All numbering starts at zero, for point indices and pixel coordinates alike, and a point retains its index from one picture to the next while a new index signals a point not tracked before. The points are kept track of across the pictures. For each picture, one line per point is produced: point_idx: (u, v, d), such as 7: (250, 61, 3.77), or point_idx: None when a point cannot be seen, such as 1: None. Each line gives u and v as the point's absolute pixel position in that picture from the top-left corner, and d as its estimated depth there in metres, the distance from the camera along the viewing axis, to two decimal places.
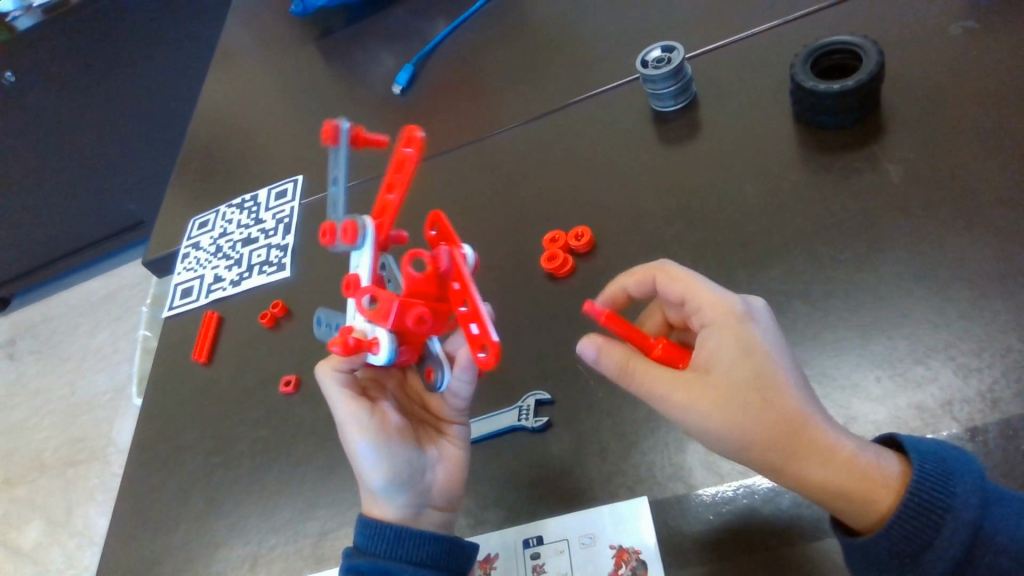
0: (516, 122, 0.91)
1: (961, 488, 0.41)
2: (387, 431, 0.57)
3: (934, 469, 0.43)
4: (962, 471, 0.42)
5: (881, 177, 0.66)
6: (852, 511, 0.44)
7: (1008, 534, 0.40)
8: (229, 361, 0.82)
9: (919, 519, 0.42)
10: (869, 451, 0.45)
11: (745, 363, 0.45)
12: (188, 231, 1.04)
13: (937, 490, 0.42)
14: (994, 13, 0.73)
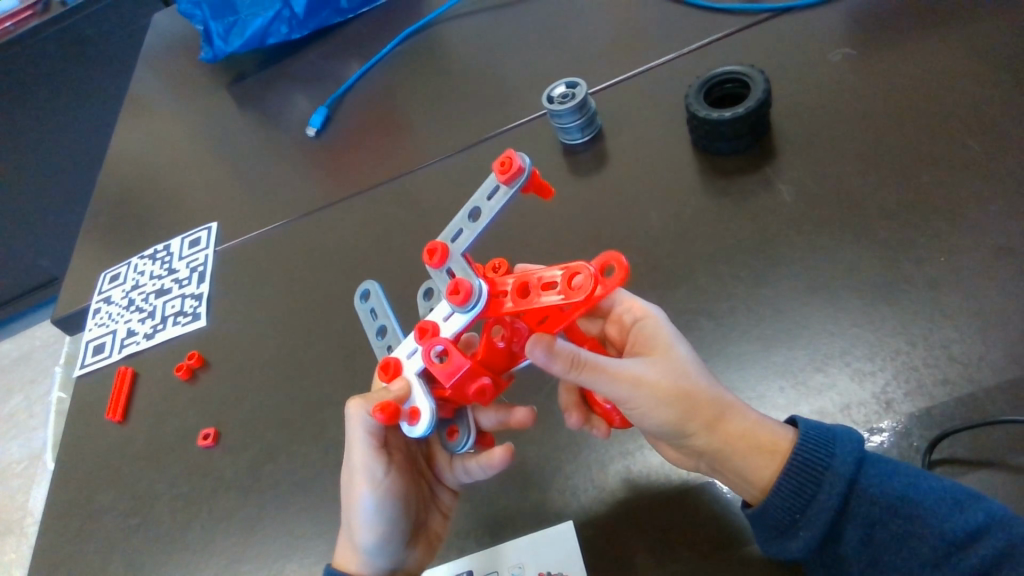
0: (431, 160, 0.92)
1: (840, 448, 0.45)
2: (390, 495, 0.54)
3: (817, 434, 0.46)
4: (841, 435, 0.46)
5: (775, 197, 0.70)
6: (752, 463, 0.47)
7: (878, 488, 0.43)
8: (145, 417, 0.80)
9: (804, 474, 0.45)
10: (766, 420, 0.49)
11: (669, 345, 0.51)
12: (99, 285, 1.00)
13: (818, 449, 0.45)
14: (867, 42, 0.79)
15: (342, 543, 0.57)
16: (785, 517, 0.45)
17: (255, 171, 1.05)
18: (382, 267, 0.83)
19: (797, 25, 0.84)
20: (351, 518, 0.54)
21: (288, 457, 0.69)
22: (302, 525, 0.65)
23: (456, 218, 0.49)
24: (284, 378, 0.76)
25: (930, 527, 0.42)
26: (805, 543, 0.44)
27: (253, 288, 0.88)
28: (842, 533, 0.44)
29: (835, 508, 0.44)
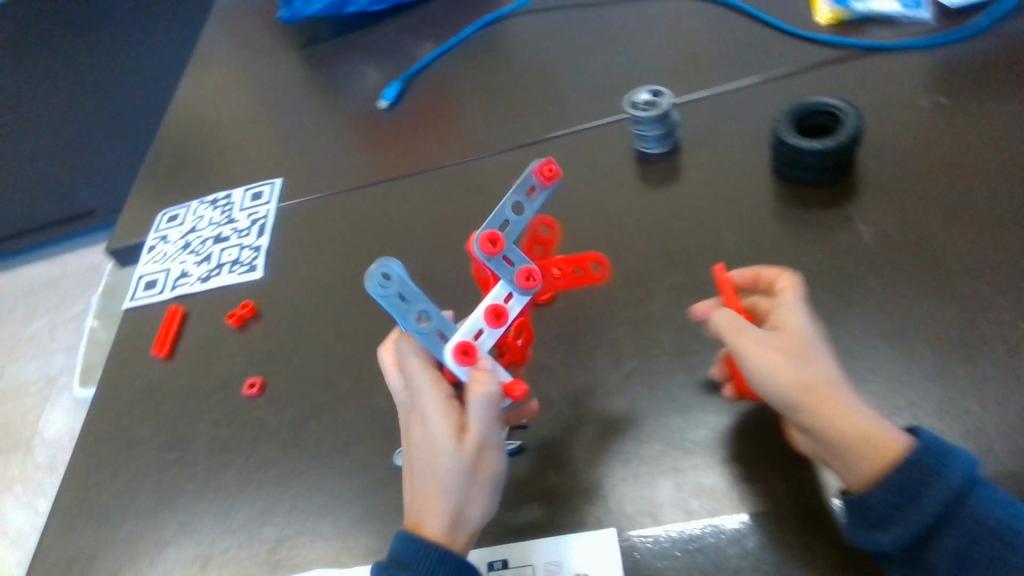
0: (501, 148, 0.93)
1: (954, 463, 0.45)
2: (478, 460, 0.51)
3: (936, 446, 0.46)
4: (959, 453, 0.45)
5: (854, 237, 0.69)
6: (862, 457, 0.46)
7: (987, 510, 0.44)
8: (191, 358, 0.81)
9: (910, 475, 0.45)
10: (883, 420, 0.48)
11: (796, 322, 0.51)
12: (156, 223, 1.01)
13: (932, 459, 0.45)
14: (962, 93, 0.78)
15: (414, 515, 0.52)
16: (877, 511, 0.46)
17: (323, 133, 1.06)
18: (443, 247, 0.83)
19: (891, 66, 0.83)
20: (430, 481, 0.51)
21: (332, 420, 0.70)
22: (340, 489, 0.65)
23: (499, 210, 0.54)
24: (335, 342, 0.77)
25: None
26: (895, 539, 0.45)
27: (312, 249, 0.89)
28: (930, 546, 0.45)
29: (934, 516, 0.44)
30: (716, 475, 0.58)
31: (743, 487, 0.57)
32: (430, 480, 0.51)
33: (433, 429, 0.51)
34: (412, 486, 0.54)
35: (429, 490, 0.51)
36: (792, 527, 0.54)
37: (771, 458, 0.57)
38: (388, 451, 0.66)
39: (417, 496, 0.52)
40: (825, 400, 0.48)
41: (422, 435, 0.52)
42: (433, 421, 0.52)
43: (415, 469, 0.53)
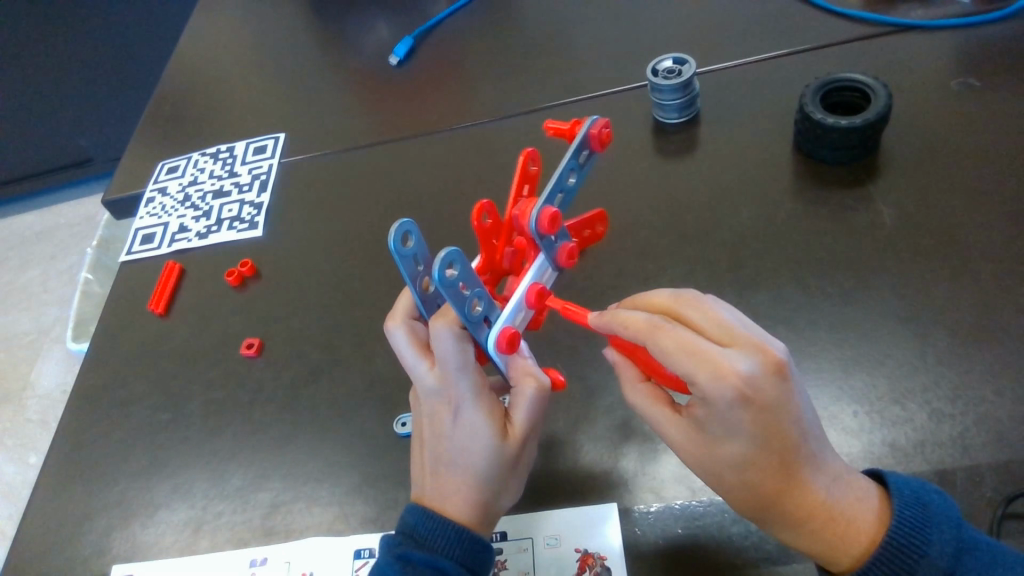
0: (513, 112, 0.90)
1: (937, 535, 0.41)
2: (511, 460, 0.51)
3: (913, 516, 0.42)
4: (938, 516, 0.42)
5: (874, 217, 0.67)
6: (819, 556, 0.44)
7: None
8: (188, 315, 0.79)
9: (896, 560, 0.41)
10: (851, 503, 0.44)
11: (754, 415, 0.41)
12: (155, 175, 0.99)
13: (913, 533, 0.41)
14: (993, 74, 0.75)
15: (430, 497, 0.52)
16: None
17: (328, 89, 1.03)
18: (449, 212, 0.81)
19: (921, 44, 0.81)
20: (456, 469, 0.51)
21: (331, 383, 0.68)
22: (338, 454, 0.64)
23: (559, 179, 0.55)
24: (335, 304, 0.75)
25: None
26: None
27: (315, 208, 0.86)
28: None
29: None
30: None
31: None
32: (467, 473, 0.50)
33: (480, 424, 0.50)
34: (434, 470, 0.52)
35: (466, 482, 0.50)
36: None
37: None
38: (387, 418, 0.65)
39: (444, 484, 0.51)
40: (792, 500, 0.43)
41: (460, 428, 0.50)
42: (478, 416, 0.50)
43: (443, 456, 0.51)
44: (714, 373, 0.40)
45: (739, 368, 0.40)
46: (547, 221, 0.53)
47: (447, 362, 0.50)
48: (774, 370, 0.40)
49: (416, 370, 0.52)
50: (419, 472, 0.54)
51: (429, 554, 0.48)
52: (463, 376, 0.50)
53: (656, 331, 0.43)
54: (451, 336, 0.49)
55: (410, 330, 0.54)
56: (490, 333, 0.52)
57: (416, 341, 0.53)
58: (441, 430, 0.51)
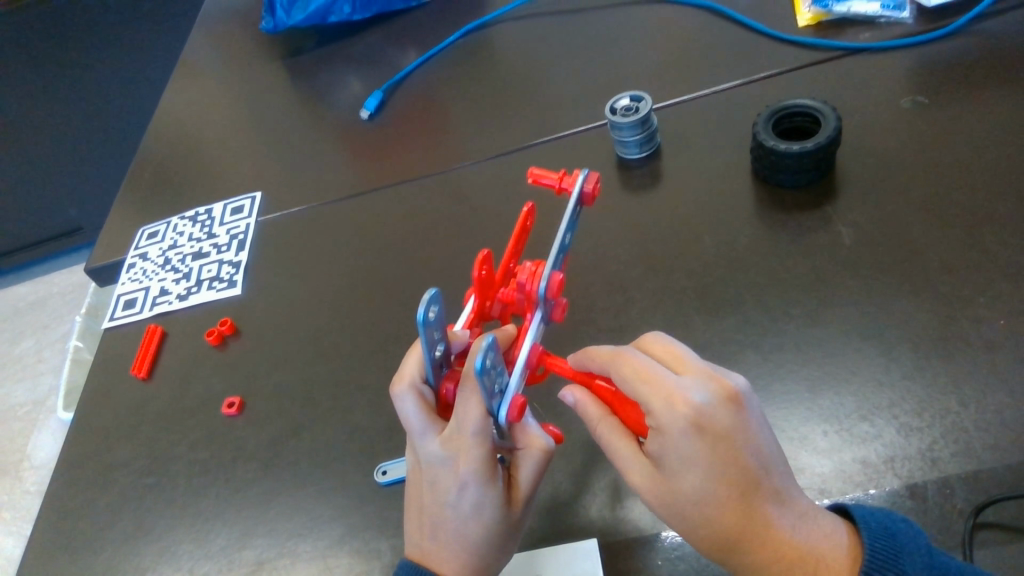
0: (483, 156, 0.92)
1: (910, 562, 0.42)
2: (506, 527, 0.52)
3: (884, 546, 0.42)
4: (906, 543, 0.42)
5: (834, 238, 0.69)
6: None
7: None
8: (170, 377, 0.80)
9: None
10: (825, 533, 0.44)
11: (709, 443, 0.43)
12: (136, 240, 1.00)
13: (887, 565, 0.42)
14: (941, 91, 0.77)
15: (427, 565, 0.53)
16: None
17: (303, 145, 1.05)
18: (423, 259, 0.83)
19: (870, 67, 0.83)
20: (457, 537, 0.51)
21: (312, 436, 0.69)
22: (320, 507, 0.64)
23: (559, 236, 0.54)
24: (315, 358, 0.76)
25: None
26: None
27: (293, 264, 0.88)
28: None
29: None
30: None
31: None
32: (470, 539, 0.51)
33: (487, 496, 0.51)
34: (433, 535, 0.52)
35: (465, 551, 0.51)
36: None
37: None
38: (368, 468, 0.65)
39: (443, 549, 0.52)
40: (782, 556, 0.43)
41: (465, 501, 0.51)
42: (487, 487, 0.50)
43: (446, 524, 0.51)
44: (669, 400, 0.44)
45: (693, 398, 0.43)
46: (553, 287, 0.53)
47: (467, 432, 0.49)
48: (685, 419, 0.43)
49: (425, 438, 0.51)
50: (414, 530, 0.54)
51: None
52: (477, 449, 0.49)
53: (682, 437, 0.43)
54: (479, 412, 0.48)
55: (418, 394, 0.52)
56: (502, 403, 0.49)
57: (426, 408, 0.51)
58: (444, 500, 0.51)
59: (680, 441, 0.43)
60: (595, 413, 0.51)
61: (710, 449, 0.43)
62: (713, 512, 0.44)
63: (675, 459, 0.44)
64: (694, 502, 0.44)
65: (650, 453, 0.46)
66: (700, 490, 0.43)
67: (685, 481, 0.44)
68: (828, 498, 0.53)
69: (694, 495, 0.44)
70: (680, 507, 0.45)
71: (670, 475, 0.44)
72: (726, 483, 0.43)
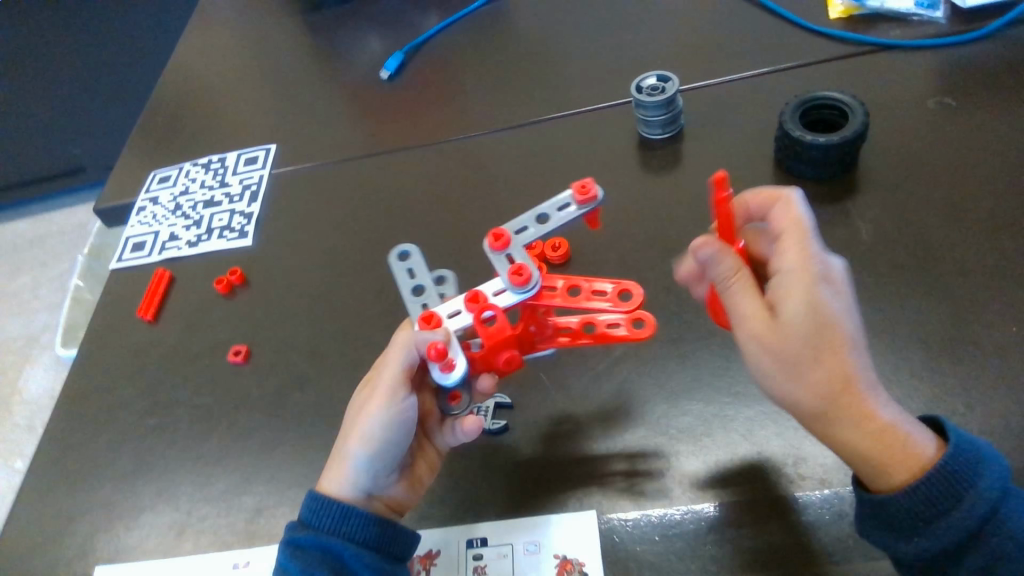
0: (502, 125, 0.91)
1: (988, 472, 0.43)
2: (367, 457, 0.53)
3: (969, 450, 0.44)
4: (989, 457, 0.44)
5: (852, 233, 0.69)
6: (881, 454, 0.44)
7: (1015, 525, 0.42)
8: (176, 322, 0.80)
9: (946, 485, 0.43)
10: (912, 423, 0.45)
11: (834, 290, 0.45)
12: (147, 184, 1.00)
13: (967, 464, 0.43)
14: (969, 94, 0.77)
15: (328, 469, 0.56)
16: (904, 520, 0.43)
17: (320, 101, 1.04)
18: (437, 224, 0.82)
19: (899, 65, 0.82)
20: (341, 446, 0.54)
21: (317, 391, 0.69)
22: (321, 460, 0.65)
23: (527, 218, 0.59)
24: (323, 314, 0.76)
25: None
26: (917, 550, 0.43)
27: (304, 219, 0.88)
28: (964, 553, 0.43)
29: (968, 528, 0.42)
30: (700, 462, 0.57)
31: (726, 475, 0.56)
32: (342, 450, 0.54)
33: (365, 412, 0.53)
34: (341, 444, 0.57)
35: (337, 460, 0.54)
36: (772, 516, 0.53)
37: (756, 450, 0.57)
38: None
39: (345, 458, 0.53)
40: (874, 424, 0.44)
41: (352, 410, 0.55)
42: (410, 402, 0.53)
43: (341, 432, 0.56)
44: (806, 251, 0.46)
45: (823, 256, 0.46)
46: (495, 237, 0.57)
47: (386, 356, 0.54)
48: (817, 268, 0.45)
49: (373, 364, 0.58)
50: None
51: (315, 534, 0.52)
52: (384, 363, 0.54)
53: (815, 279, 0.44)
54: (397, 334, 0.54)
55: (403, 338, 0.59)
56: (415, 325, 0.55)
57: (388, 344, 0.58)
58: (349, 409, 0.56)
59: (812, 281, 0.44)
60: (730, 265, 0.47)
61: (831, 295, 0.44)
62: (823, 360, 0.43)
63: (801, 304, 0.44)
64: (811, 342, 0.43)
65: (772, 301, 0.46)
66: (818, 330, 0.43)
67: (801, 325, 0.43)
68: (828, 489, 0.54)
69: (805, 340, 0.43)
70: (789, 346, 0.44)
71: (788, 317, 0.44)
72: (842, 337, 0.43)
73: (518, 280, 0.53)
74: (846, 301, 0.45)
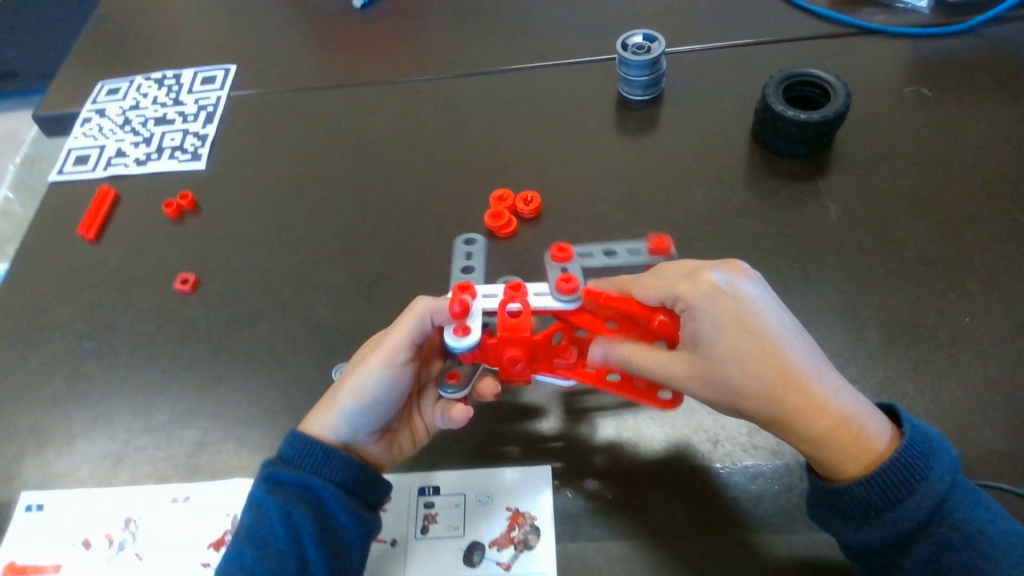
0: (478, 69, 0.88)
1: (939, 463, 0.43)
2: (355, 412, 0.51)
3: (922, 443, 0.43)
4: (941, 447, 0.44)
5: (822, 213, 0.69)
6: (838, 451, 0.44)
7: (962, 516, 0.42)
8: (120, 244, 0.75)
9: (898, 476, 0.42)
10: (867, 411, 0.45)
11: (731, 308, 0.45)
12: (94, 93, 0.93)
13: (919, 457, 0.43)
14: (944, 86, 0.78)
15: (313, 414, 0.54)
16: (857, 509, 0.43)
17: (286, 23, 0.98)
18: (404, 166, 0.79)
19: (880, 50, 0.83)
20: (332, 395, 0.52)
21: (269, 327, 0.67)
22: (270, 398, 0.62)
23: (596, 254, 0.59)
24: (279, 248, 0.73)
25: (1002, 553, 0.41)
26: (868, 538, 0.43)
27: (263, 147, 0.83)
28: (912, 543, 0.43)
29: (917, 519, 0.42)
30: (657, 425, 0.57)
31: (681, 440, 0.56)
32: (329, 400, 0.52)
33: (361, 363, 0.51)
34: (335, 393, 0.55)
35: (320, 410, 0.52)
36: (722, 483, 0.54)
37: (712, 417, 0.57)
38: (326, 367, 0.63)
39: (334, 408, 0.51)
40: (825, 419, 0.44)
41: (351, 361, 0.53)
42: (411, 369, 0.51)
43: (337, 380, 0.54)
44: (692, 280, 0.47)
45: (711, 277, 0.47)
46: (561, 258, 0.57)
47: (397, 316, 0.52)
48: (704, 291, 0.46)
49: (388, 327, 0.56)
50: None
51: (298, 473, 0.50)
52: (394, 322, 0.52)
53: (708, 300, 0.46)
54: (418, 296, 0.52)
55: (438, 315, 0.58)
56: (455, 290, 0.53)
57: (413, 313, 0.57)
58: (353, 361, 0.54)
59: (707, 307, 0.46)
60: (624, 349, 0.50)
61: (737, 311, 0.45)
62: (752, 378, 0.44)
63: (708, 331, 0.46)
64: (731, 368, 0.45)
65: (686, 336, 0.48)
66: (733, 351, 0.45)
67: (716, 357, 0.45)
68: (779, 459, 0.54)
69: (727, 367, 0.45)
70: (714, 379, 0.46)
71: (704, 350, 0.46)
72: (763, 354, 0.44)
73: (566, 289, 0.51)
74: (755, 310, 0.46)
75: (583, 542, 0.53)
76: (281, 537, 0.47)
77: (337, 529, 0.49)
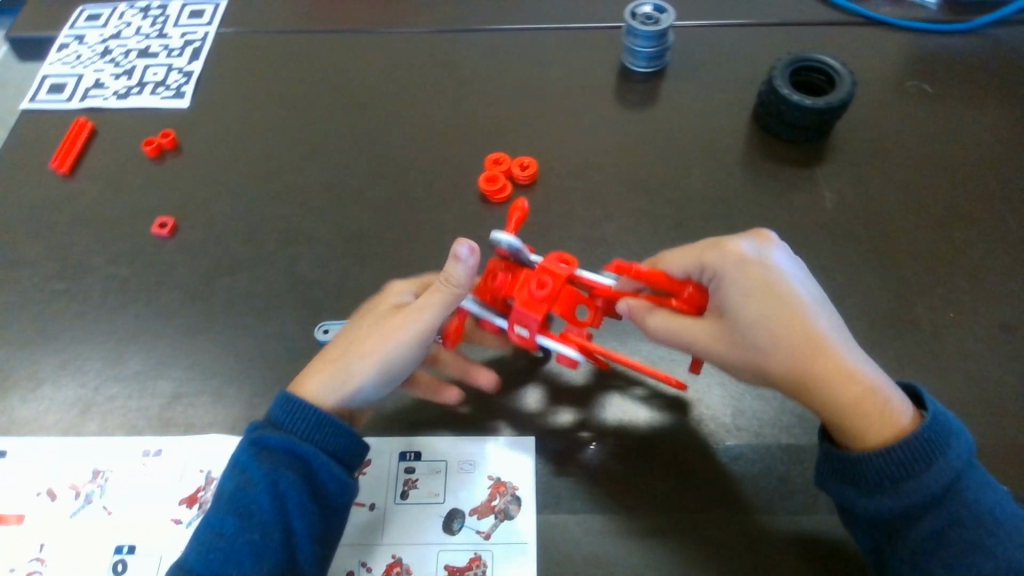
0: (478, 25, 0.85)
1: (957, 441, 0.42)
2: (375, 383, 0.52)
3: (944, 417, 0.43)
4: (959, 423, 0.43)
5: (817, 201, 0.69)
6: (861, 419, 0.43)
7: (973, 496, 0.42)
8: (96, 182, 0.72)
9: (918, 449, 0.42)
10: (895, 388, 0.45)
11: (759, 274, 0.47)
12: (71, 18, 0.88)
13: (940, 431, 0.42)
14: (945, 83, 0.78)
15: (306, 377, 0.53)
16: (871, 479, 0.43)
17: None
18: (398, 120, 0.77)
19: (884, 41, 0.82)
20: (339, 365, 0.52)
21: (251, 278, 0.65)
22: (249, 351, 0.61)
23: None
24: (264, 197, 0.71)
25: (1006, 533, 0.41)
26: (880, 507, 0.42)
27: (251, 89, 0.80)
28: (921, 516, 0.42)
29: (932, 493, 0.41)
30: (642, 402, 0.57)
31: (667, 418, 0.56)
32: (337, 370, 0.51)
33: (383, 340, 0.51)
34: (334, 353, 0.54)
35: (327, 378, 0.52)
36: (705, 462, 0.54)
37: (698, 398, 0.57)
38: (309, 324, 0.62)
39: (353, 382, 0.51)
40: (852, 385, 0.44)
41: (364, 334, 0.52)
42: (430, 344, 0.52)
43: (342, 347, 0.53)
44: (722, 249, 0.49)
45: (740, 246, 0.48)
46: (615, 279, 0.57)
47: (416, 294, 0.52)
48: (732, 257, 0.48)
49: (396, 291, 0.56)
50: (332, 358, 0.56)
51: (286, 439, 0.48)
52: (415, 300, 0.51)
53: (735, 265, 0.47)
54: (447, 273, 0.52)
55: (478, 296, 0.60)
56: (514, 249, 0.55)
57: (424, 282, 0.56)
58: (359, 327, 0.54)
59: (735, 274, 0.47)
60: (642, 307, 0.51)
61: (764, 277, 0.46)
62: (777, 340, 0.45)
63: (735, 292, 0.47)
64: (755, 332, 0.46)
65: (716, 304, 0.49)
66: (758, 316, 0.46)
67: (741, 321, 0.46)
68: (760, 442, 0.54)
69: (751, 330, 0.46)
70: (738, 343, 0.47)
71: (730, 315, 0.47)
72: (790, 318, 0.45)
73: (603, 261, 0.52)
74: (783, 278, 0.47)
75: (562, 515, 0.52)
76: (266, 506, 0.46)
77: (326, 497, 0.48)
